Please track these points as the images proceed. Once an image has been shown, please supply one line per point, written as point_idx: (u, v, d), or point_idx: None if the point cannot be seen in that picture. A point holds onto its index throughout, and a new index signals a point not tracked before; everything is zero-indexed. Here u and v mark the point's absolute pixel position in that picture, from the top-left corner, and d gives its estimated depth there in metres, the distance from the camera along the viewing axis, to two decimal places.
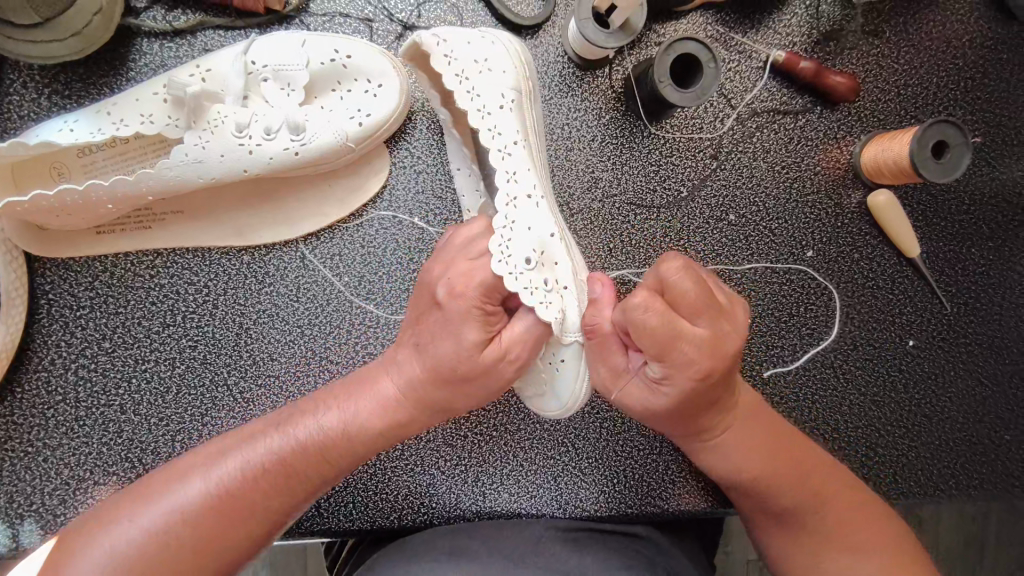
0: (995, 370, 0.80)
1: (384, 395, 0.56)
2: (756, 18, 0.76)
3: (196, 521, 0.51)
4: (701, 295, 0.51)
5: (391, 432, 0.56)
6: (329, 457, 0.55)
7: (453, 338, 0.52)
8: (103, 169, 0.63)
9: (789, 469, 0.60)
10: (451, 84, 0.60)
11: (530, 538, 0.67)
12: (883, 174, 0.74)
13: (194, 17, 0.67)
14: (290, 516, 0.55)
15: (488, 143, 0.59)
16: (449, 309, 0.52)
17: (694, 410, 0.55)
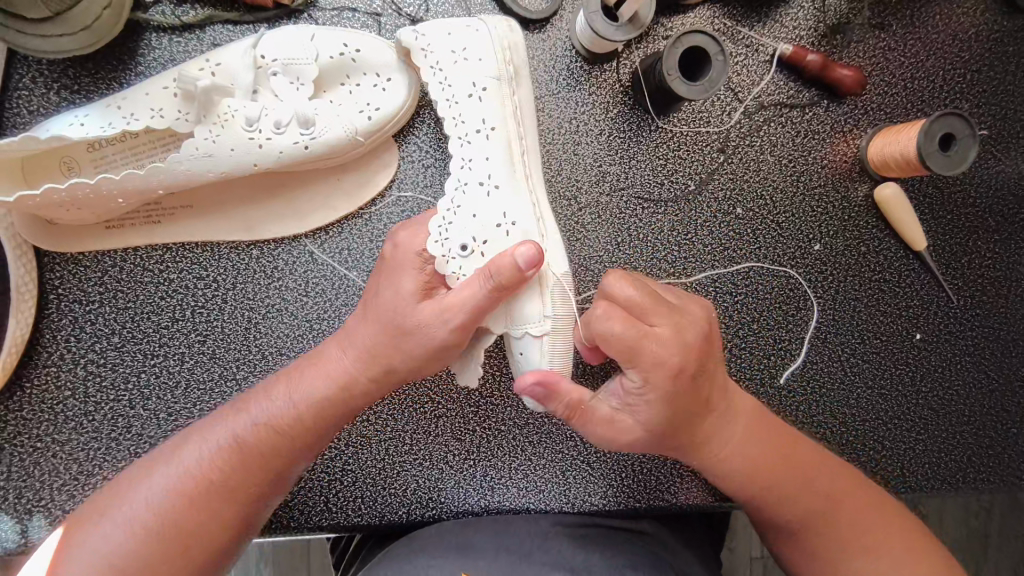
0: (1001, 363, 0.81)
1: (333, 362, 0.58)
2: (764, 12, 0.76)
3: (167, 515, 0.53)
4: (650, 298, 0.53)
5: (351, 396, 0.57)
6: (289, 434, 0.56)
7: (391, 288, 0.56)
8: (113, 164, 0.63)
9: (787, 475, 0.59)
10: (426, 76, 0.62)
11: (540, 533, 0.67)
12: (891, 168, 0.74)
13: (203, 12, 0.67)
14: (262, 502, 0.57)
15: (450, 131, 0.61)
16: (395, 259, 0.56)
17: (685, 412, 0.55)
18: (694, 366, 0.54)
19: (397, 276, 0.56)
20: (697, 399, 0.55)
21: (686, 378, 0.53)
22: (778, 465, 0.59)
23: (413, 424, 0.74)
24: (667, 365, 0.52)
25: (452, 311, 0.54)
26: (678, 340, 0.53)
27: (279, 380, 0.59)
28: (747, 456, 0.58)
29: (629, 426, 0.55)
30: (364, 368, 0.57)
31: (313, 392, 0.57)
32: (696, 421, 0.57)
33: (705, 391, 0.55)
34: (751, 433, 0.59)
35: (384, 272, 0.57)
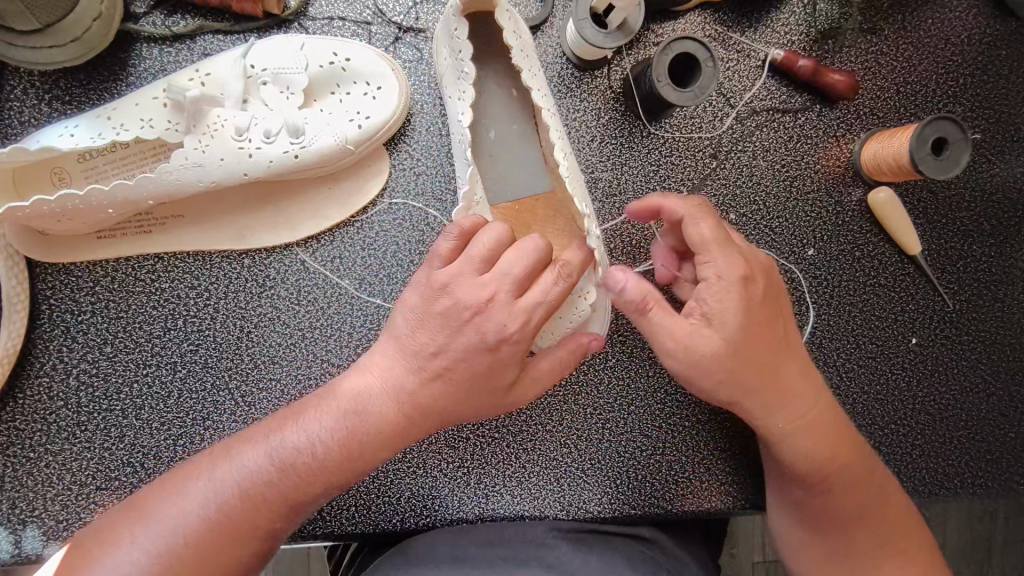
0: (998, 368, 0.80)
1: (378, 410, 0.57)
2: (754, 17, 0.76)
3: (198, 543, 0.52)
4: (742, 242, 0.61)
5: (392, 437, 0.57)
6: (323, 472, 0.56)
7: (494, 373, 0.55)
8: (103, 174, 0.63)
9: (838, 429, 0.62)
10: (513, 42, 0.58)
11: (534, 542, 0.67)
12: (884, 172, 0.74)
13: (193, 22, 0.67)
14: (288, 529, 0.57)
15: (542, 102, 0.59)
16: (503, 353, 0.54)
17: (759, 336, 0.57)
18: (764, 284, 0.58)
19: (498, 371, 0.55)
20: (772, 328, 0.58)
21: (757, 294, 0.57)
22: (835, 418, 0.62)
23: None
24: (743, 276, 0.57)
25: (534, 391, 0.58)
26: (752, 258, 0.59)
27: (316, 407, 0.58)
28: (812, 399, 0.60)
29: (708, 343, 0.56)
30: (412, 413, 0.57)
31: (355, 435, 0.56)
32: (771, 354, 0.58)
33: (778, 322, 0.59)
34: (815, 379, 0.61)
35: (479, 363, 0.55)
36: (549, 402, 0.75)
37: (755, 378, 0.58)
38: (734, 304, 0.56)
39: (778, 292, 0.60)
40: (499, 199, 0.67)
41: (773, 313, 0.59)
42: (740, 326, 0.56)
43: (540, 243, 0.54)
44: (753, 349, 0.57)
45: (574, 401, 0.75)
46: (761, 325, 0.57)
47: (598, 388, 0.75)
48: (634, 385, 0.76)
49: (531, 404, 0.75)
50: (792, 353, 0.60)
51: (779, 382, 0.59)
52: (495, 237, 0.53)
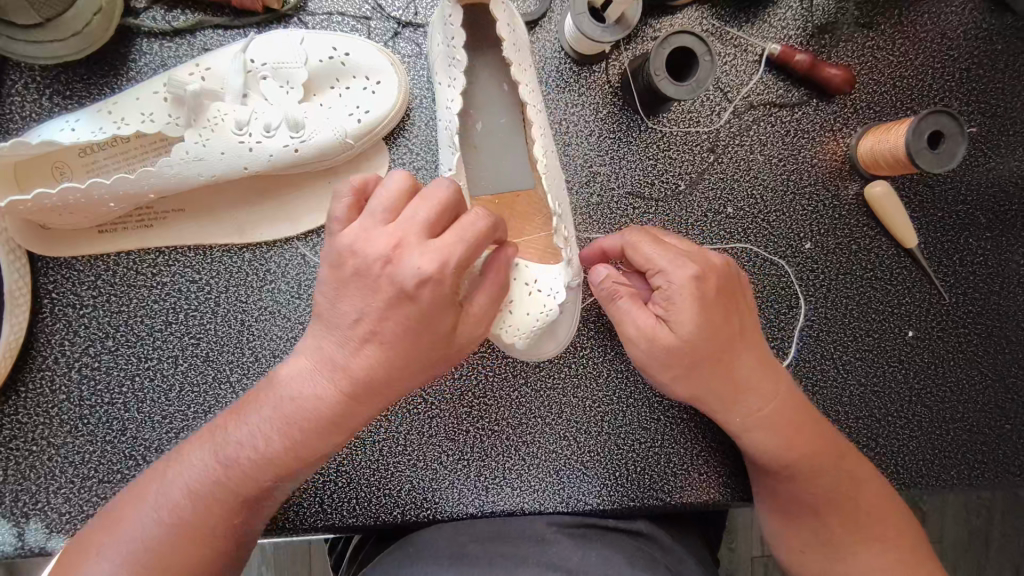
0: (994, 360, 0.81)
1: (312, 395, 0.54)
2: (752, 11, 0.77)
3: (160, 553, 0.53)
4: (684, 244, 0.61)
5: (337, 419, 0.54)
6: (273, 463, 0.54)
7: (423, 327, 0.51)
8: (105, 168, 0.63)
9: (802, 424, 0.62)
10: (506, 33, 0.58)
11: (533, 536, 0.67)
12: (881, 166, 0.75)
13: (193, 17, 0.67)
14: (253, 522, 0.57)
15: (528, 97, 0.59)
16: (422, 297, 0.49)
17: (717, 336, 0.57)
18: (722, 285, 0.58)
19: (430, 319, 0.51)
20: (732, 327, 0.58)
21: (711, 292, 0.57)
22: (800, 415, 0.62)
23: (407, 425, 0.74)
24: (696, 275, 0.57)
25: (476, 324, 0.54)
26: (707, 260, 0.59)
27: (258, 401, 0.56)
28: (778, 397, 0.61)
29: (667, 343, 0.57)
30: (356, 395, 0.53)
31: (296, 421, 0.54)
32: (727, 353, 0.58)
33: (739, 322, 0.59)
34: (781, 378, 0.62)
35: (404, 312, 0.50)
36: (549, 395, 0.75)
37: (712, 374, 0.59)
38: (691, 305, 0.56)
39: (740, 296, 0.61)
40: (481, 191, 0.68)
41: (733, 313, 0.59)
42: (698, 327, 0.56)
43: (444, 183, 0.50)
44: (711, 345, 0.57)
45: (573, 394, 0.76)
46: (720, 322, 0.57)
47: (597, 381, 0.76)
48: (633, 378, 0.76)
49: (530, 397, 0.75)
50: (754, 351, 0.60)
51: (740, 382, 0.59)
52: (396, 187, 0.50)
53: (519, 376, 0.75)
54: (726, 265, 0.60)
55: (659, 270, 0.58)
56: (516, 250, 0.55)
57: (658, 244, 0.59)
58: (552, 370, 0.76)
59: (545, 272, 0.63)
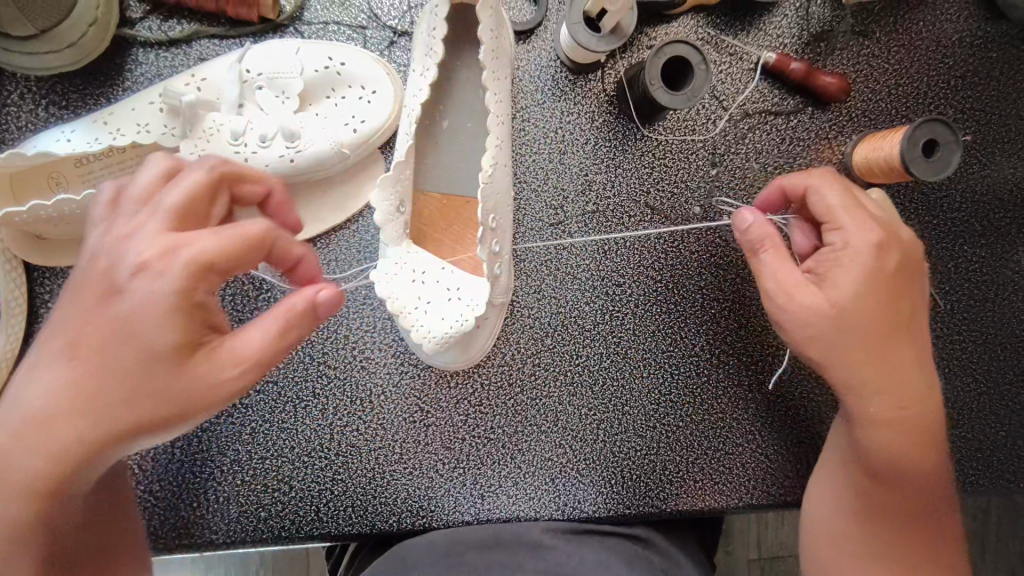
0: (989, 368, 0.81)
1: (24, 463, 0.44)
2: (747, 20, 0.77)
3: None
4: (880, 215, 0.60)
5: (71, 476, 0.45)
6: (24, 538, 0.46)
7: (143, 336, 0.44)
8: (100, 179, 0.63)
9: (928, 435, 0.60)
10: (487, 40, 0.60)
11: (531, 546, 0.68)
12: (876, 174, 0.75)
13: (189, 27, 0.67)
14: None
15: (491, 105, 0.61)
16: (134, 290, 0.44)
17: (883, 304, 0.56)
18: (900, 268, 0.57)
19: (139, 332, 0.44)
20: (897, 308, 0.57)
21: (892, 268, 0.56)
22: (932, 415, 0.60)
23: (403, 433, 0.74)
24: (877, 247, 0.56)
25: (234, 359, 0.46)
26: (897, 239, 0.58)
27: None
28: (920, 394, 0.59)
29: (812, 299, 0.56)
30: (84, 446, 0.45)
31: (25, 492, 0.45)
32: (887, 327, 0.57)
33: (907, 304, 0.58)
34: (931, 375, 0.60)
35: (108, 311, 0.45)
36: (545, 402, 0.75)
37: (864, 339, 0.56)
38: (859, 268, 0.56)
39: (918, 290, 0.59)
40: (432, 188, 0.70)
41: (903, 301, 0.58)
42: (857, 294, 0.55)
43: (202, 175, 0.48)
44: (872, 309, 0.56)
45: (569, 402, 0.76)
46: (887, 294, 0.56)
47: (593, 388, 0.76)
48: (629, 386, 0.76)
49: (527, 405, 0.75)
50: (910, 344, 0.59)
51: (888, 360, 0.57)
52: (154, 171, 0.48)
53: (515, 384, 0.75)
54: (912, 254, 0.59)
55: (839, 232, 0.57)
56: (330, 295, 0.48)
57: (847, 199, 0.58)
58: (547, 379, 0.75)
59: (466, 282, 0.65)
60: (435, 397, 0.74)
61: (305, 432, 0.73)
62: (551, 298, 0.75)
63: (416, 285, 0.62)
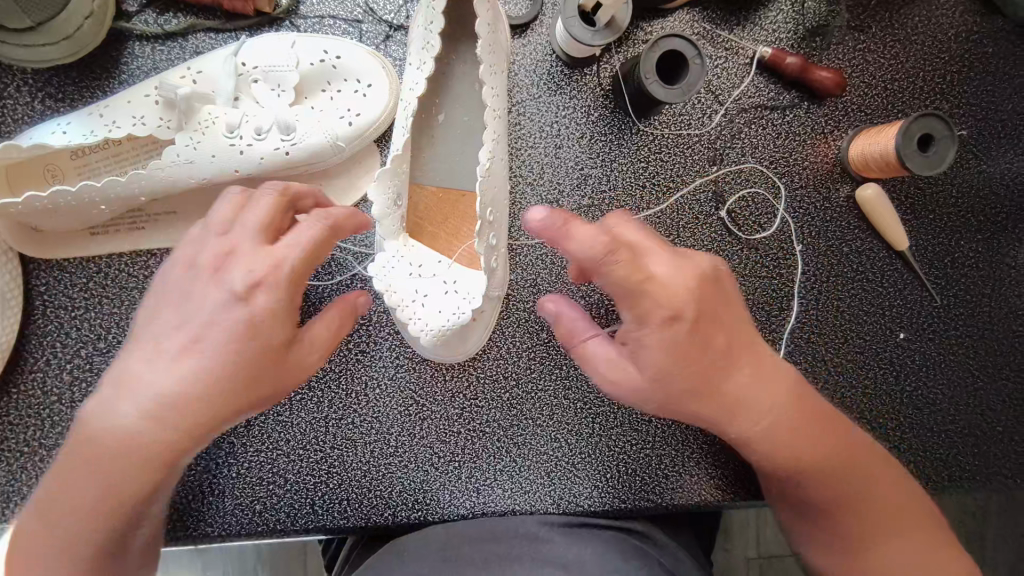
0: (984, 363, 0.81)
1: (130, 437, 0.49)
2: (742, 15, 0.77)
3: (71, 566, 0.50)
4: (644, 237, 0.54)
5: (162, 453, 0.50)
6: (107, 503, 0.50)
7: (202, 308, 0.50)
8: (96, 170, 0.63)
9: (815, 433, 0.58)
10: (484, 33, 0.59)
11: (528, 537, 0.67)
12: (871, 168, 0.75)
13: (185, 20, 0.67)
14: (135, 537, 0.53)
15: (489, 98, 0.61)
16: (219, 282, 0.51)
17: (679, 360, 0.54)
18: (702, 306, 0.53)
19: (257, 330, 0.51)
20: (711, 347, 0.54)
21: (691, 315, 0.53)
22: (810, 416, 0.58)
23: (397, 427, 0.74)
24: (673, 307, 0.53)
25: (312, 349, 0.55)
26: (676, 282, 0.53)
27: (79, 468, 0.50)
28: (782, 404, 0.57)
29: (632, 381, 0.56)
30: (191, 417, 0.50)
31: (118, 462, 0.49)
32: (700, 380, 0.54)
33: (721, 337, 0.55)
34: (782, 388, 0.57)
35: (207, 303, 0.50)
36: (541, 396, 0.76)
37: (705, 404, 0.55)
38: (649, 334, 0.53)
39: (719, 299, 0.55)
40: (428, 181, 0.70)
41: (714, 331, 0.54)
42: (664, 364, 0.54)
43: (318, 226, 0.53)
44: (682, 372, 0.54)
45: (564, 396, 0.76)
46: (653, 347, 0.53)
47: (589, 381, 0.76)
48: None
49: (522, 399, 0.75)
50: (744, 365, 0.56)
51: (736, 404, 0.56)
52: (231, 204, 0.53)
53: (511, 377, 0.75)
54: (676, 284, 0.53)
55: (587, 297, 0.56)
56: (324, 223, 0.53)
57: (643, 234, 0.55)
58: (542, 373, 0.76)
59: (463, 275, 0.65)
60: (431, 390, 0.74)
61: (299, 426, 0.73)
62: (547, 292, 0.75)
63: (413, 279, 0.62)
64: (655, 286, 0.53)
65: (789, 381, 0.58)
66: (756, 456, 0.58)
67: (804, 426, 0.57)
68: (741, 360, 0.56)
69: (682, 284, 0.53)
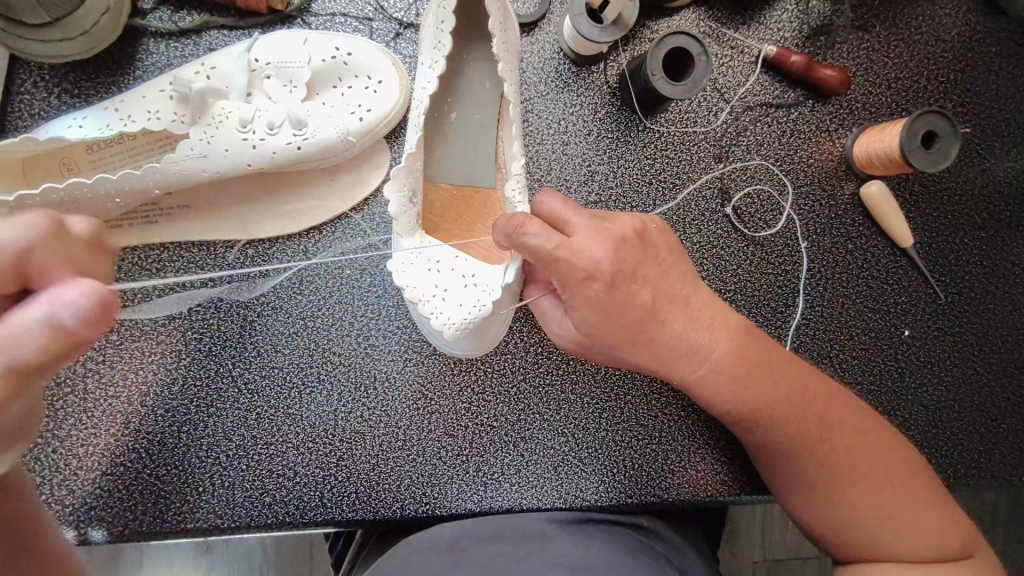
0: (989, 361, 0.82)
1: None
2: (748, 14, 0.78)
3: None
4: (574, 214, 0.59)
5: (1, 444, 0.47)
6: None
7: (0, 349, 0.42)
8: (110, 164, 0.64)
9: (767, 384, 0.61)
10: (497, 32, 0.60)
11: (535, 534, 0.68)
12: (876, 166, 0.76)
13: (199, 17, 0.68)
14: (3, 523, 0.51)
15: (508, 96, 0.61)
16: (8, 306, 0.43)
17: (617, 315, 0.59)
18: (620, 264, 0.58)
19: None
20: (634, 303, 0.59)
21: (606, 278, 0.58)
22: (759, 361, 0.62)
23: (406, 421, 0.74)
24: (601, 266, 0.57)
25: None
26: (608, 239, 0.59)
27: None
28: (722, 350, 0.62)
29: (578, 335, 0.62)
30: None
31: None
32: (638, 327, 0.60)
33: (645, 294, 0.60)
34: (721, 337, 0.62)
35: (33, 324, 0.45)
36: (548, 391, 0.76)
37: (643, 353, 0.61)
38: (584, 305, 0.59)
39: (638, 260, 0.60)
40: (441, 179, 0.71)
41: (633, 286, 0.59)
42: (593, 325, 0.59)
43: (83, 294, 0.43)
44: (616, 323, 0.59)
45: (571, 391, 0.76)
46: (586, 308, 0.59)
47: (596, 378, 0.77)
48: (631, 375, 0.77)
49: (529, 394, 0.76)
50: (677, 314, 0.61)
51: (675, 352, 0.61)
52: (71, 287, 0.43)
53: (518, 371, 0.76)
54: (590, 251, 0.57)
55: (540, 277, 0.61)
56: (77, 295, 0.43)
57: (562, 212, 0.59)
58: (550, 368, 0.76)
59: (482, 269, 0.64)
60: (439, 385, 0.75)
61: (309, 418, 0.73)
62: None
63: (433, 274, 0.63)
64: (568, 251, 0.57)
65: (733, 329, 0.63)
66: (705, 401, 0.63)
67: (752, 370, 0.62)
68: (676, 311, 0.61)
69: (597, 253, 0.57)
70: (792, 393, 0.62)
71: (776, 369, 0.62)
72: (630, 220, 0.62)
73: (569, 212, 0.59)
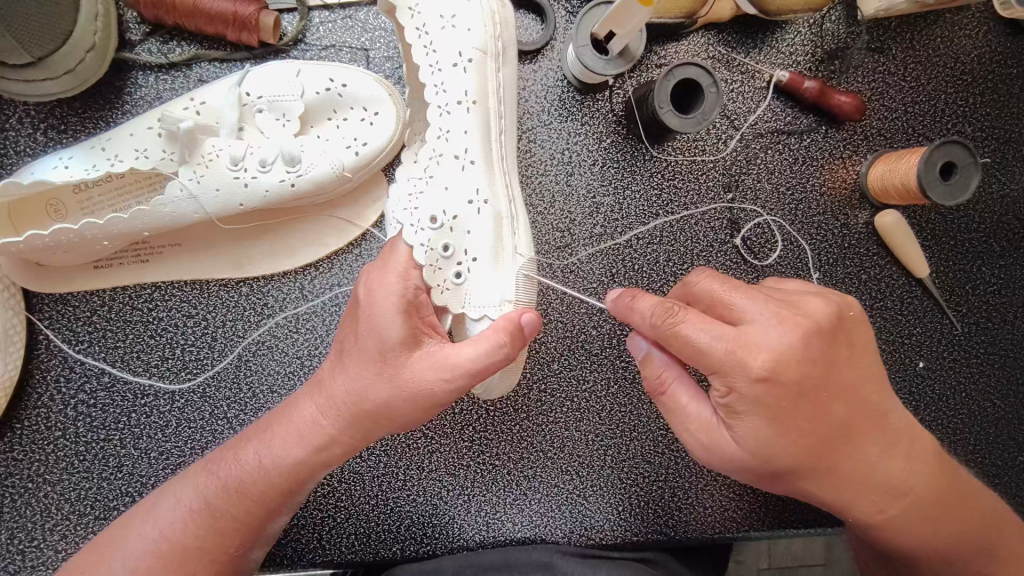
0: (1008, 393, 0.79)
1: None
2: (759, 38, 0.75)
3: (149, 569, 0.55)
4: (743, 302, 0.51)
5: None
6: (218, 514, 0.56)
7: None
8: (98, 206, 0.62)
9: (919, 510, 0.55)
10: (411, 38, 0.59)
11: (540, 563, 0.65)
12: (891, 196, 0.73)
13: (189, 50, 0.66)
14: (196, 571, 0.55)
15: (430, 99, 0.59)
16: (285, 445, 0.56)
17: (814, 426, 0.50)
18: (795, 374, 0.49)
19: None
20: (826, 419, 0.51)
21: (790, 382, 0.49)
22: (936, 501, 0.55)
23: (406, 459, 0.73)
24: (766, 374, 0.49)
25: None
26: (765, 338, 0.49)
27: (227, 459, 0.58)
28: (901, 479, 0.54)
29: (730, 454, 0.52)
30: None
31: (215, 504, 0.56)
32: (836, 450, 0.52)
33: (837, 408, 0.51)
34: (900, 463, 0.54)
35: None
36: (551, 429, 0.74)
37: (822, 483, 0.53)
38: (754, 416, 0.50)
39: (819, 363, 0.50)
40: None
41: (825, 400, 0.50)
42: (775, 438, 0.50)
43: None
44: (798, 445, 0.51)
45: (576, 427, 0.74)
46: (798, 420, 0.50)
47: (602, 414, 0.74)
48: (637, 412, 0.75)
49: (532, 430, 0.74)
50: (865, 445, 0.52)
51: (849, 479, 0.53)
52: None
53: (521, 410, 0.74)
54: (760, 357, 0.49)
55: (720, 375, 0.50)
56: None
57: (732, 292, 0.52)
58: (552, 405, 0.74)
59: (478, 294, 0.58)
60: (441, 423, 0.73)
61: None
62: (557, 321, 0.74)
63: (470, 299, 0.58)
64: (770, 343, 0.49)
65: (927, 455, 0.55)
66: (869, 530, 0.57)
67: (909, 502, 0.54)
68: (872, 447, 0.53)
69: (750, 362, 0.48)
70: (936, 516, 0.55)
71: (937, 496, 0.55)
72: (822, 302, 0.52)
73: (746, 305, 0.51)
